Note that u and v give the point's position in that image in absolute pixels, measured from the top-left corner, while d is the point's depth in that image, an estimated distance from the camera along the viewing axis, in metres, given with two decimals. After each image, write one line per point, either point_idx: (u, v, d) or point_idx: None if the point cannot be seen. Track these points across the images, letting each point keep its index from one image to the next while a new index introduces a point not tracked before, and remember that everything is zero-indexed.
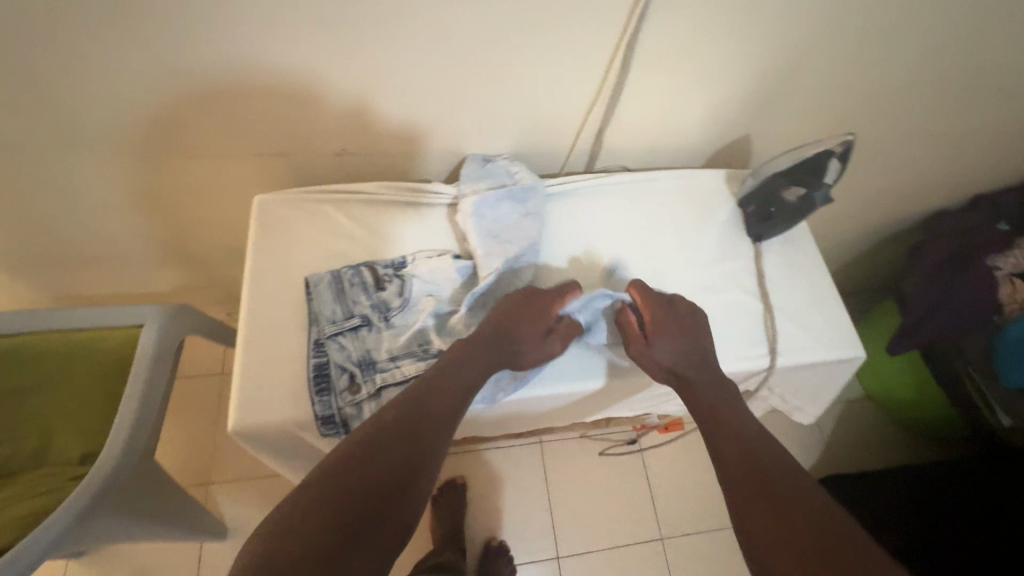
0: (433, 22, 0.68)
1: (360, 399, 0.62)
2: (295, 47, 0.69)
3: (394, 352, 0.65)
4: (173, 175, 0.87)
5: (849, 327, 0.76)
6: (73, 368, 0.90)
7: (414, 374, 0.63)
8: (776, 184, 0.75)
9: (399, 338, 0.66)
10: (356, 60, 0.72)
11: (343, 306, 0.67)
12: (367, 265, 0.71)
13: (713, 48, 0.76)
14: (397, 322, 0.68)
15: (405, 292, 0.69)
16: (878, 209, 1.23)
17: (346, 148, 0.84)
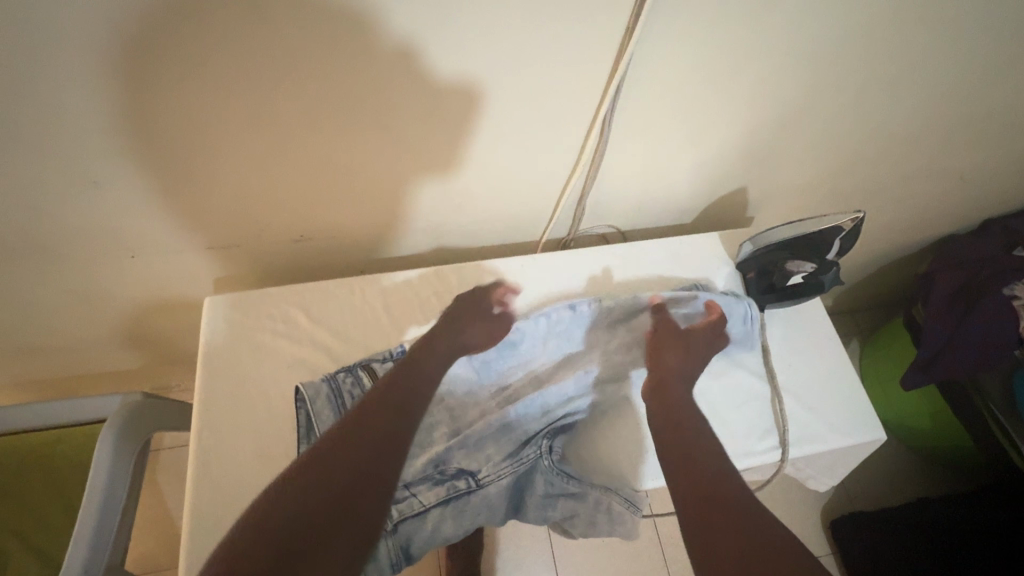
0: (388, 110, 0.62)
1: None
2: (236, 147, 0.63)
3: (407, 480, 0.60)
4: (118, 273, 0.79)
5: (866, 405, 0.69)
6: (26, 482, 0.85)
7: (433, 501, 0.59)
8: (779, 257, 0.69)
9: (411, 463, 0.61)
10: (306, 152, 0.66)
11: None
12: (365, 367, 0.64)
13: (697, 110, 0.71)
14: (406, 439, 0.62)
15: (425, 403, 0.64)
16: (883, 241, 1.16)
17: (305, 235, 0.77)
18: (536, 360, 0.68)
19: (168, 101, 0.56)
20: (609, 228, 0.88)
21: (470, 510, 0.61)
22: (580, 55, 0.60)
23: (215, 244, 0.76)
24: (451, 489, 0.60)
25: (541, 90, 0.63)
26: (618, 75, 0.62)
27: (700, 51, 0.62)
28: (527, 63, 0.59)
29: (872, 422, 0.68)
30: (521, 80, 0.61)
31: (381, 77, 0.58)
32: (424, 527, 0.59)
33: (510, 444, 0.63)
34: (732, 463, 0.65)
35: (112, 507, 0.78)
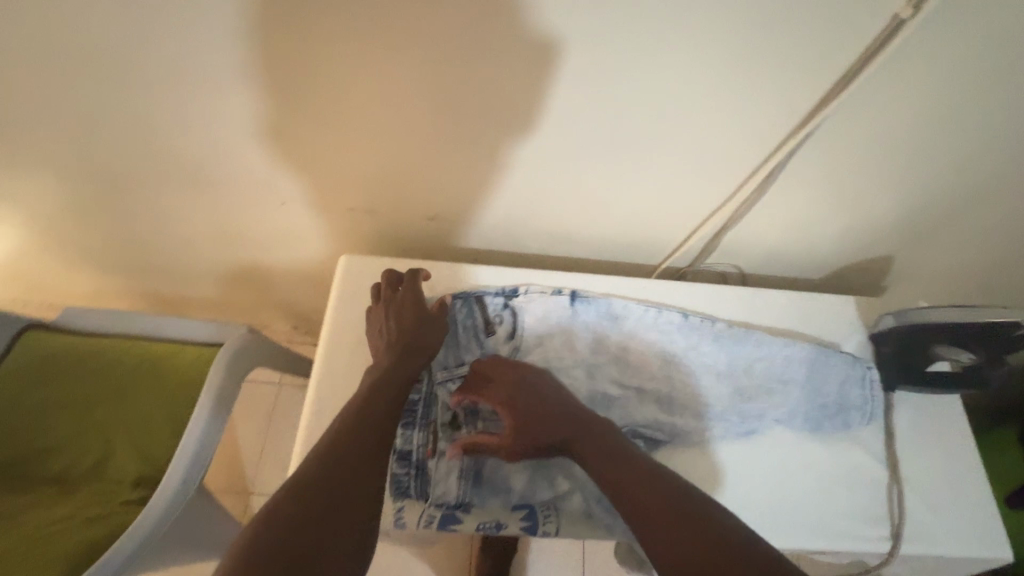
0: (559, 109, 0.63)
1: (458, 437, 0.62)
2: (405, 121, 0.66)
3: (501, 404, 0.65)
4: (265, 214, 0.86)
5: (995, 520, 0.63)
6: (141, 383, 0.91)
7: None
8: (930, 338, 0.62)
9: None
10: (466, 138, 0.68)
11: (454, 352, 0.68)
12: (480, 302, 0.71)
13: (864, 168, 0.67)
14: None
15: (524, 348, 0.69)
16: None
17: (439, 215, 0.80)
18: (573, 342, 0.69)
19: (362, 66, 0.60)
20: (731, 267, 0.85)
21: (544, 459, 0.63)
22: (761, 89, 0.59)
23: (356, 207, 0.80)
24: None
25: (708, 116, 0.62)
26: (811, 121, 0.61)
27: (890, 105, 0.59)
28: (706, 86, 0.59)
29: (999, 541, 0.62)
30: (695, 105, 0.61)
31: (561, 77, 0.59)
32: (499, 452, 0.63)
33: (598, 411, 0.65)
34: (833, 542, 0.61)
35: (214, 427, 0.84)
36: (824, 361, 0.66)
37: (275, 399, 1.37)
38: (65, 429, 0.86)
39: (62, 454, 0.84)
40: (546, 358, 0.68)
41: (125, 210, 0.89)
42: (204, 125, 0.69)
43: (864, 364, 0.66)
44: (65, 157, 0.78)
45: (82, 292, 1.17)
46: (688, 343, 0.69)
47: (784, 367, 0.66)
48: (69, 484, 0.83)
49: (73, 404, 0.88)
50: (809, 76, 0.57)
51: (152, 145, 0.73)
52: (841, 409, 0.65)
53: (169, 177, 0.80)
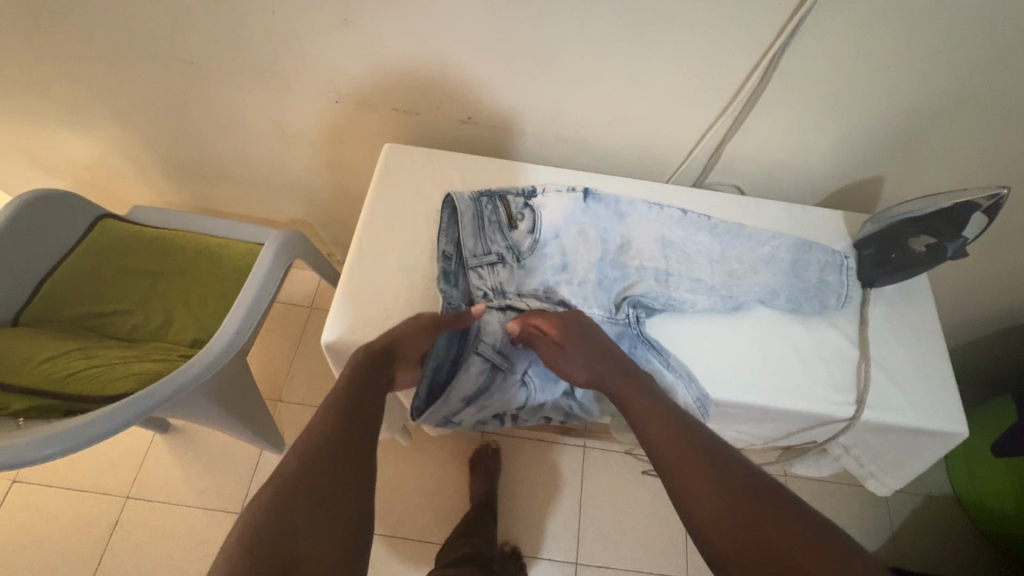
0: (578, 11, 0.71)
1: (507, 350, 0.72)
2: (443, 18, 0.75)
3: (523, 290, 0.74)
4: (318, 115, 0.96)
5: (954, 400, 0.69)
6: (199, 265, 1.04)
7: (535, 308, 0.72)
8: (903, 230, 0.70)
9: (528, 279, 0.74)
10: (497, 38, 0.77)
11: (481, 241, 0.74)
12: (503, 200, 0.76)
13: (851, 83, 0.74)
14: (528, 262, 0.75)
15: (516, 311, 0.72)
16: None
17: (471, 117, 0.89)
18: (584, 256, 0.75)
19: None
20: (733, 187, 0.93)
21: None
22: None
23: (401, 107, 0.91)
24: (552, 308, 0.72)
25: (719, 24, 0.70)
26: (796, 25, 0.68)
27: (883, 16, 0.66)
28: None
29: (956, 418, 0.68)
30: (697, 14, 0.69)
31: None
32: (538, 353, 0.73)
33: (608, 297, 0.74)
34: (802, 404, 0.68)
35: (262, 300, 0.97)
36: (807, 253, 0.74)
37: (308, 316, 1.49)
38: (136, 297, 1.00)
39: (132, 316, 0.97)
40: (564, 248, 0.75)
41: (197, 108, 1.01)
42: (271, 21, 0.81)
43: (842, 255, 0.75)
44: (152, 52, 0.90)
45: (149, 195, 1.30)
46: (686, 235, 0.76)
47: (770, 256, 0.74)
48: (136, 340, 0.95)
49: (142, 277, 1.02)
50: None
51: (225, 41, 0.85)
52: (819, 292, 0.73)
53: (236, 76, 0.92)
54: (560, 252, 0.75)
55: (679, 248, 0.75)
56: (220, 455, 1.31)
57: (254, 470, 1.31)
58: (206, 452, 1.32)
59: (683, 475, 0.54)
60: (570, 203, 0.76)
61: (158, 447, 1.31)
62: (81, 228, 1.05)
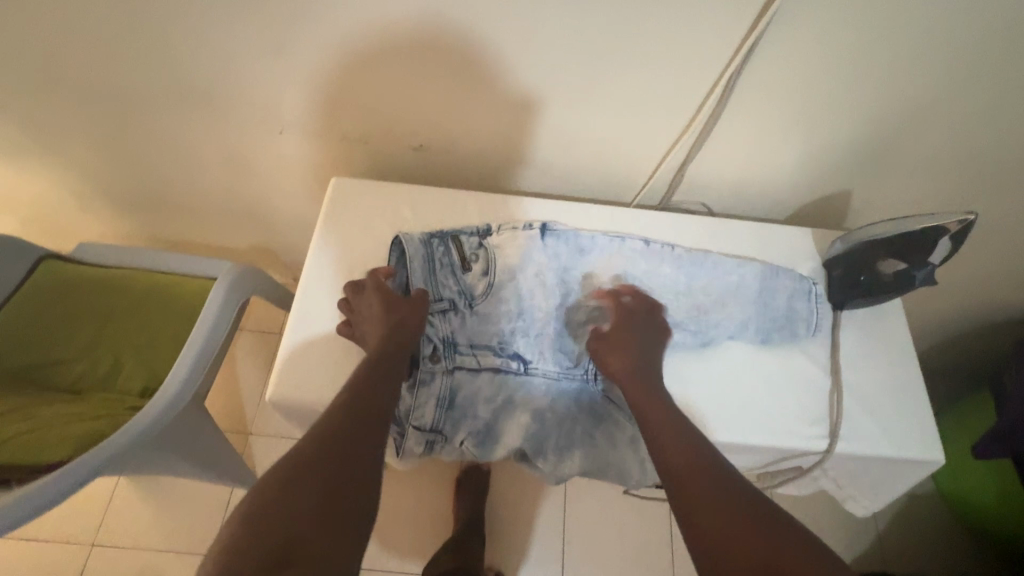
0: (520, 35, 0.67)
1: (443, 403, 0.68)
2: (381, 45, 0.71)
3: (474, 342, 0.71)
4: (264, 145, 0.91)
5: (931, 426, 0.67)
6: (148, 306, 0.98)
7: (488, 366, 0.70)
8: (872, 253, 0.67)
9: (481, 328, 0.71)
10: (440, 63, 0.72)
11: (432, 286, 0.72)
12: (455, 241, 0.72)
13: (809, 99, 0.72)
14: (481, 308, 0.71)
15: (463, 374, 0.70)
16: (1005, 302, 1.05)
17: (422, 144, 0.85)
18: (536, 307, 0.72)
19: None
20: (700, 205, 0.90)
21: (515, 387, 0.70)
22: (717, 16, 0.63)
23: (350, 136, 0.86)
24: (504, 364, 0.71)
25: (672, 41, 0.66)
26: (750, 45, 0.65)
27: (841, 30, 0.63)
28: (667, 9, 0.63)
29: (930, 443, 0.66)
30: (645, 35, 0.66)
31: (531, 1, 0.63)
32: (486, 411, 0.68)
33: (559, 346, 0.72)
34: (773, 440, 0.65)
35: (213, 340, 0.91)
36: (775, 280, 0.71)
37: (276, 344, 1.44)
38: (79, 343, 0.94)
39: (76, 364, 0.92)
40: (518, 292, 0.72)
41: (136, 142, 0.95)
42: (200, 53, 0.76)
43: (809, 283, 0.72)
44: (78, 88, 0.85)
45: (96, 230, 1.24)
46: (649, 268, 0.73)
47: (737, 286, 0.71)
48: (81, 391, 0.90)
49: (86, 321, 0.96)
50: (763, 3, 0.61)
51: (154, 73, 0.80)
52: (789, 321, 0.70)
53: (172, 108, 0.86)
54: (515, 296, 0.72)
55: (638, 284, 0.73)
56: (188, 495, 1.26)
57: (225, 509, 1.26)
58: (175, 494, 1.26)
59: (698, 495, 0.52)
60: (526, 244, 0.72)
61: (123, 491, 1.26)
62: (21, 272, 1.00)
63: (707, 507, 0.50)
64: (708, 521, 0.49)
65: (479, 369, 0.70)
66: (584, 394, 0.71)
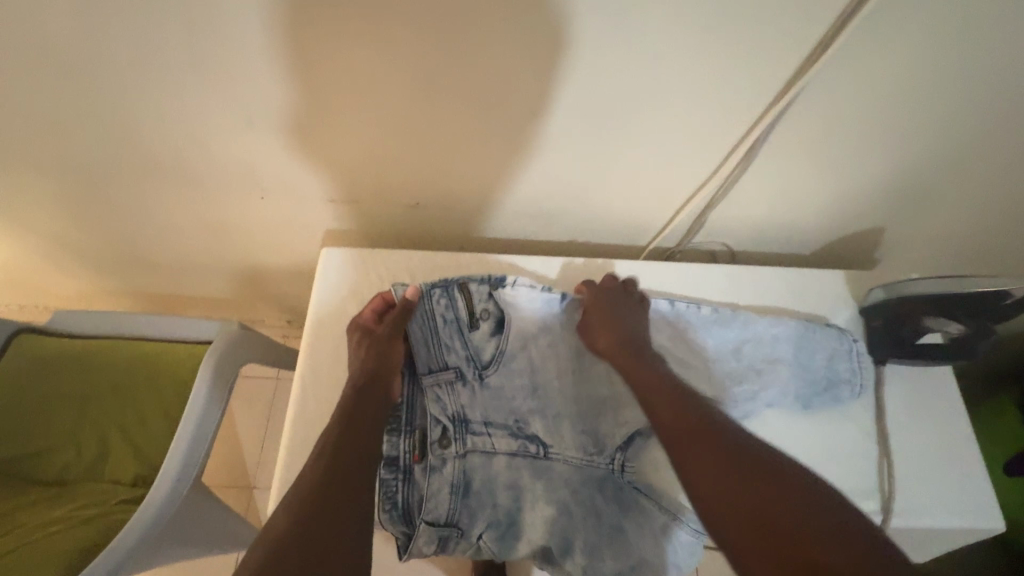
0: (525, 93, 0.61)
1: (454, 492, 0.61)
2: (370, 108, 0.64)
3: (489, 420, 0.64)
4: (246, 208, 0.84)
5: (991, 492, 0.62)
6: (134, 382, 0.91)
7: (504, 450, 0.63)
8: (919, 309, 0.62)
9: (494, 402, 0.65)
10: (436, 123, 0.66)
11: (436, 351, 0.65)
12: (462, 290, 0.65)
13: (842, 142, 0.66)
14: (492, 377, 0.65)
15: (476, 458, 0.62)
16: None
17: (419, 203, 0.78)
18: (551, 372, 0.67)
19: (333, 49, 0.57)
20: (720, 245, 0.84)
21: (533, 475, 0.63)
22: (749, 56, 0.56)
23: (339, 198, 0.79)
24: (522, 447, 0.63)
25: (697, 85, 0.59)
26: (789, 95, 0.59)
27: (885, 66, 0.57)
28: (692, 52, 0.56)
29: (990, 513, 0.61)
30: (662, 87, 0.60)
31: (541, 51, 0.56)
32: (502, 499, 0.62)
33: (581, 421, 0.66)
34: None
35: (207, 425, 0.82)
36: (812, 338, 0.66)
37: (274, 392, 1.37)
38: (61, 429, 0.87)
39: (59, 453, 0.85)
40: (532, 360, 0.66)
41: (106, 209, 0.87)
42: (168, 125, 0.68)
43: (850, 339, 0.67)
44: (36, 162, 0.77)
45: (72, 292, 1.16)
46: (673, 327, 0.67)
47: (771, 346, 0.66)
48: (69, 483, 0.85)
49: (68, 404, 0.89)
50: (801, 41, 0.54)
51: (118, 145, 0.72)
52: (830, 383, 0.65)
53: (141, 177, 0.79)
54: (529, 363, 0.66)
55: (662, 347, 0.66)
56: None
57: None
58: None
59: (692, 452, 0.49)
60: (538, 302, 0.68)
61: None
62: None
63: (701, 464, 0.47)
64: (702, 479, 0.47)
65: (491, 447, 0.63)
66: (605, 484, 0.64)
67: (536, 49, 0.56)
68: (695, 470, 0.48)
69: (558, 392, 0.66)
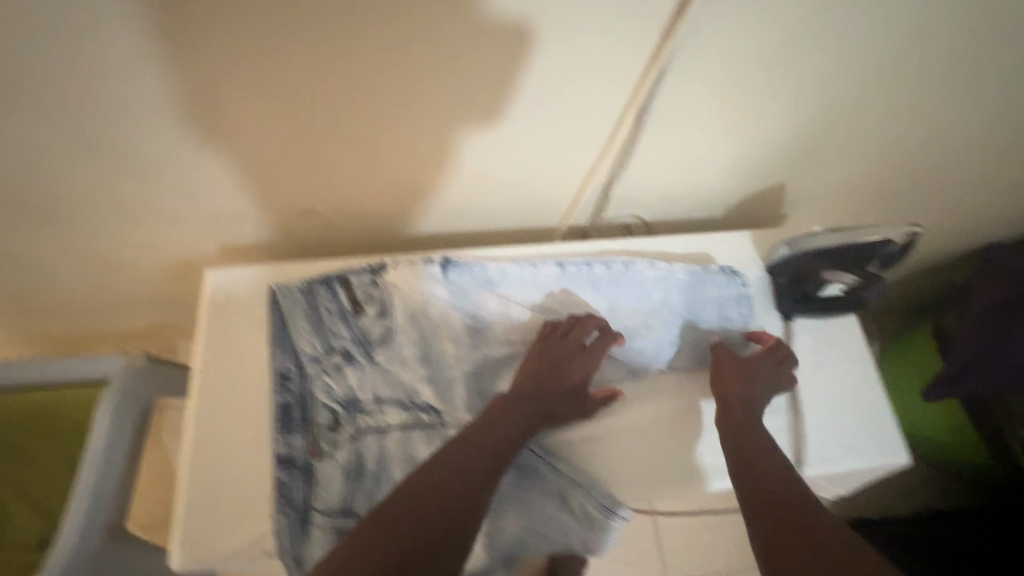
0: (401, 88, 0.54)
1: (347, 476, 0.55)
2: None
3: (381, 396, 0.59)
4: (114, 251, 0.73)
5: (895, 427, 0.65)
6: (23, 440, 0.82)
7: (397, 424, 0.58)
8: (815, 264, 0.65)
9: (385, 379, 0.60)
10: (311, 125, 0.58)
11: (321, 338, 0.61)
12: (343, 282, 0.63)
13: (740, 98, 0.64)
14: (380, 356, 0.61)
15: (370, 438, 0.57)
16: (933, 242, 1.07)
17: (311, 211, 0.71)
18: (446, 345, 0.62)
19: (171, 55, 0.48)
20: (633, 218, 0.82)
21: (426, 447, 0.57)
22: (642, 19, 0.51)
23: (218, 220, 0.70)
24: (415, 419, 0.58)
25: (593, 57, 0.54)
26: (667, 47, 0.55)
27: (774, 14, 0.55)
28: (581, 23, 0.51)
29: (896, 447, 0.64)
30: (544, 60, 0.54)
31: (422, 44, 0.50)
32: (397, 477, 0.55)
33: (476, 386, 0.60)
34: None
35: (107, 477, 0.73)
36: (700, 287, 0.67)
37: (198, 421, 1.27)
38: None
39: None
40: (422, 332, 0.62)
41: None
42: None
43: (739, 281, 0.68)
44: None
45: None
46: (565, 294, 0.66)
47: (660, 298, 0.67)
48: None
49: None
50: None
51: None
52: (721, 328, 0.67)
53: None
54: (417, 335, 0.62)
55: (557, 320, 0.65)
56: None
57: None
58: None
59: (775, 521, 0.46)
60: (424, 277, 0.65)
61: None
62: None
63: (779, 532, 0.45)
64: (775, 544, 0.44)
65: (383, 427, 0.58)
66: None
67: (415, 43, 0.50)
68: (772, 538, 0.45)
69: (453, 361, 0.62)
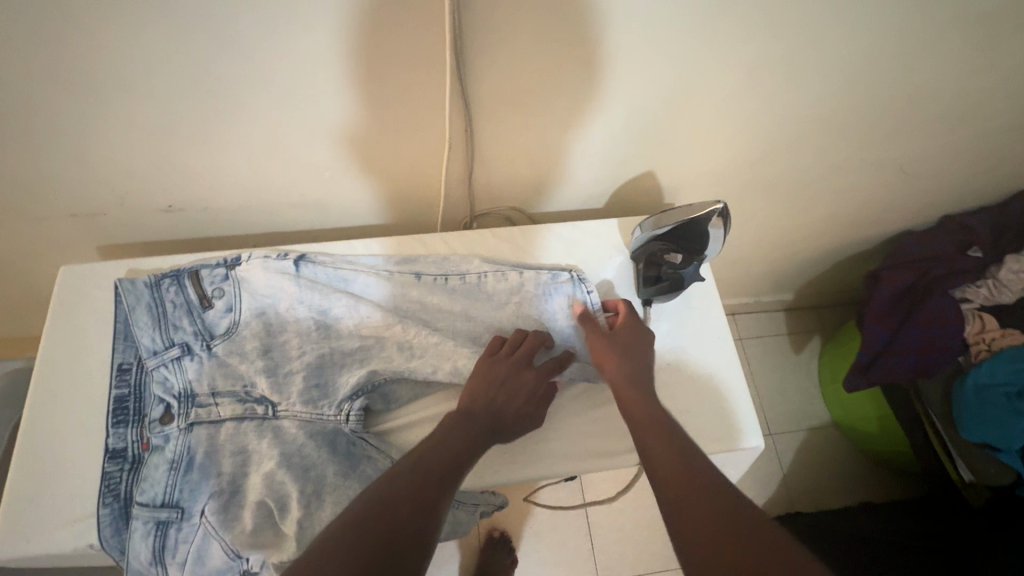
0: (210, 69, 0.55)
1: (172, 468, 0.55)
2: (47, 104, 0.56)
3: (216, 389, 0.59)
4: None
5: (749, 412, 0.65)
6: None
7: (230, 416, 0.58)
8: (654, 248, 0.66)
9: (224, 372, 0.60)
10: (135, 113, 0.59)
11: (161, 332, 0.61)
12: (192, 277, 0.63)
13: (576, 84, 0.64)
14: (221, 349, 0.61)
15: (201, 430, 0.57)
16: (839, 228, 1.07)
17: (171, 205, 0.72)
18: (292, 339, 0.63)
19: None
20: (512, 210, 0.83)
21: (256, 438, 0.57)
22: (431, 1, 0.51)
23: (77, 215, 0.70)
24: (248, 410, 0.58)
25: (399, 41, 0.54)
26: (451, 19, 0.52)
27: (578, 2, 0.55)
28: (365, 17, 0.51)
29: (733, 432, 0.64)
30: (346, 43, 0.54)
31: (198, 34, 0.51)
32: (222, 469, 0.55)
33: (316, 378, 0.61)
34: (585, 464, 0.62)
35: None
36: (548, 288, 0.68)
37: None
38: None
39: None
40: (268, 325, 0.63)
41: None
42: None
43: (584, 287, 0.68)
44: None
45: None
46: (422, 286, 0.68)
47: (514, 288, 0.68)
48: None
49: None
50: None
51: None
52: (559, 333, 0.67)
53: None
54: (263, 328, 0.63)
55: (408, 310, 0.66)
56: None
57: None
58: None
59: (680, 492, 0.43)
60: (275, 273, 0.64)
61: None
62: None
63: (688, 503, 0.41)
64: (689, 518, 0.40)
65: (214, 419, 0.58)
66: (341, 438, 0.58)
67: (189, 32, 0.51)
68: (681, 513, 0.41)
69: (296, 353, 0.62)
